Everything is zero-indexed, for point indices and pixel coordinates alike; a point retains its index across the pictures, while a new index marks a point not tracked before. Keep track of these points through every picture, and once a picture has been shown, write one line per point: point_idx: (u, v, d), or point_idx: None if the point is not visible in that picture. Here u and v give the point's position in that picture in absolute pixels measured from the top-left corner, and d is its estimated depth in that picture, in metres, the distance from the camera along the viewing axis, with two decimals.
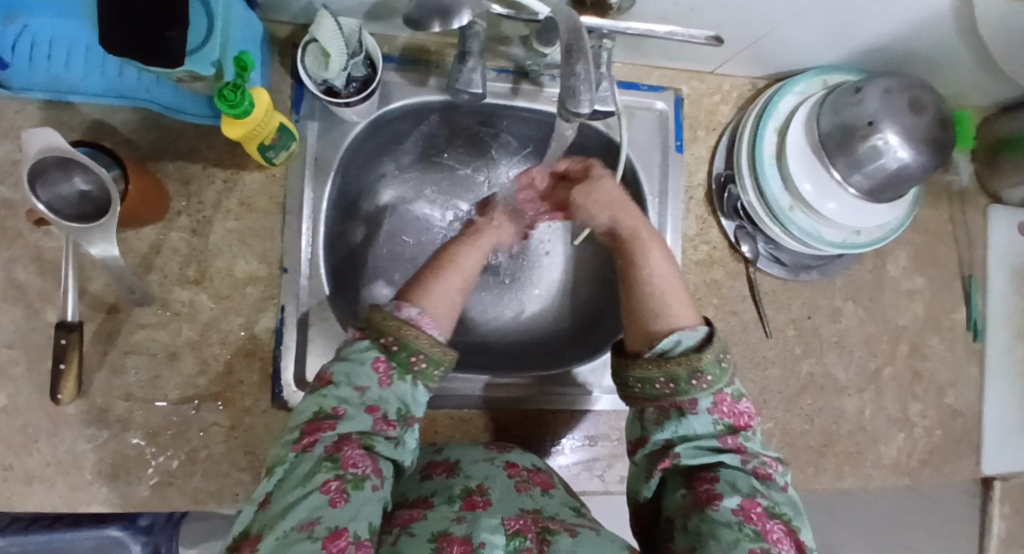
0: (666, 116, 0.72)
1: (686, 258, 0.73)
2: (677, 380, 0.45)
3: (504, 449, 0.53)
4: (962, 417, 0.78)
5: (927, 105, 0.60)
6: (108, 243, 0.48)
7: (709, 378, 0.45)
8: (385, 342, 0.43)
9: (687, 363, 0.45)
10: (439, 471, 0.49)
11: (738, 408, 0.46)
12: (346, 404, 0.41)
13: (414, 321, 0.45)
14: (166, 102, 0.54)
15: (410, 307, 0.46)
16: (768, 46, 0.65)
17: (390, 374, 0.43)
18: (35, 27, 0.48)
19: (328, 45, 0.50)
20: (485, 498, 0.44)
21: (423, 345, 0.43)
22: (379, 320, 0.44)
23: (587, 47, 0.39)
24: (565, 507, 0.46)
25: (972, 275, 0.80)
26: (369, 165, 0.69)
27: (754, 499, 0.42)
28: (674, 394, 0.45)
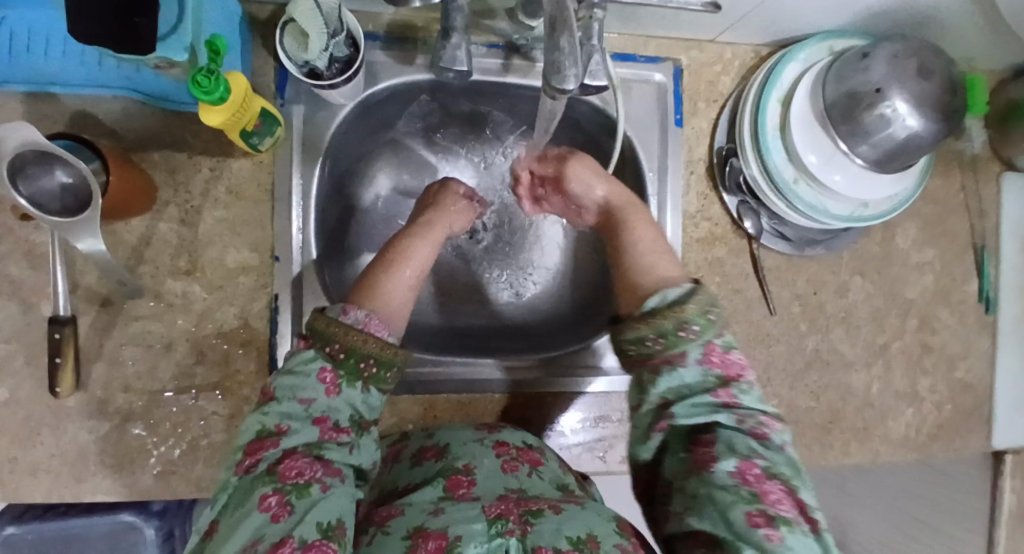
0: (665, 89, 0.69)
1: (687, 235, 0.71)
2: (666, 334, 0.42)
3: (494, 428, 0.54)
4: (972, 390, 0.76)
5: (936, 70, 0.57)
6: (95, 238, 0.47)
7: (697, 329, 0.42)
8: (331, 350, 0.40)
9: (673, 316, 0.42)
10: (429, 456, 0.49)
11: (729, 358, 0.42)
12: (290, 420, 0.38)
13: (362, 325, 0.41)
14: (147, 89, 0.53)
15: (357, 310, 0.42)
16: (770, 11, 0.62)
17: (338, 383, 0.40)
18: (10, 21, 0.48)
19: (305, 25, 0.48)
20: (471, 477, 0.43)
21: (372, 351, 0.41)
22: (323, 326, 0.41)
23: (571, 18, 0.38)
24: (552, 486, 0.46)
25: (984, 244, 0.77)
26: (360, 148, 0.68)
27: (751, 460, 0.38)
28: (665, 350, 0.42)
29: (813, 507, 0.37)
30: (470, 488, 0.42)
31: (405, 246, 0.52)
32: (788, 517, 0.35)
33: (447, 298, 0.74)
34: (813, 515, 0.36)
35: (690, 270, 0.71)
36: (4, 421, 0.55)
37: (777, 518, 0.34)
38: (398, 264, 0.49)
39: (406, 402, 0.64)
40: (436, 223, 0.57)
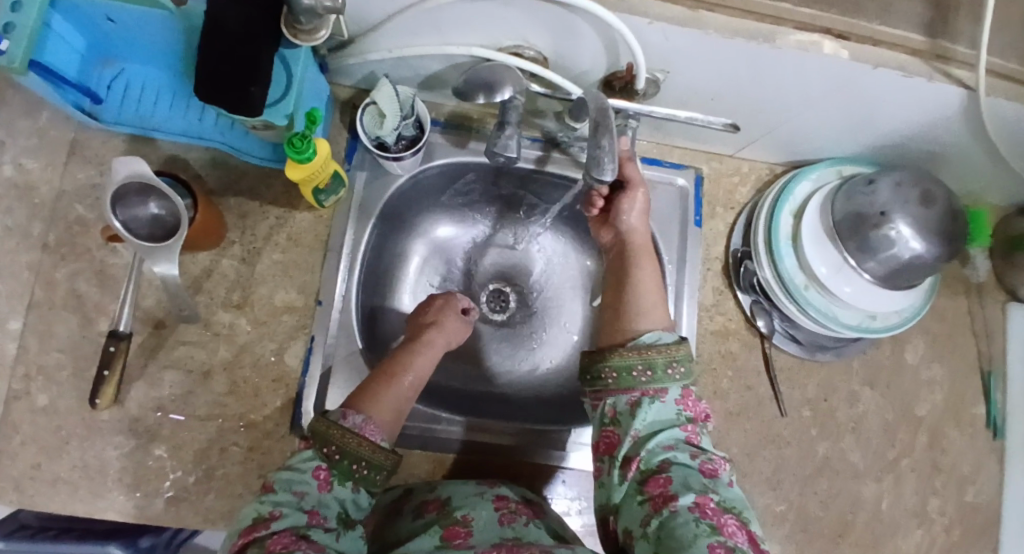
0: (686, 193, 0.76)
1: (702, 327, 0.74)
2: (655, 367, 0.50)
3: (495, 484, 0.58)
4: (983, 516, 0.75)
5: (938, 199, 0.62)
6: (170, 263, 0.53)
7: (681, 370, 0.51)
8: (327, 451, 0.44)
9: (665, 353, 0.51)
10: (431, 508, 0.53)
11: (698, 404, 0.52)
12: (283, 507, 0.41)
13: (358, 430, 0.45)
14: (238, 145, 0.62)
15: (356, 414, 0.47)
16: (786, 135, 0.70)
17: (329, 480, 0.44)
18: (128, 72, 0.60)
19: (384, 106, 0.58)
20: (468, 528, 0.49)
21: (364, 453, 0.45)
22: (323, 428, 0.44)
23: (612, 125, 0.46)
24: (546, 532, 0.51)
25: (991, 368, 0.79)
26: (407, 215, 0.75)
27: (707, 495, 0.45)
28: (650, 382, 0.50)
29: (758, 538, 0.45)
30: (467, 538, 0.48)
31: (406, 360, 0.56)
32: (741, 546, 0.42)
33: (468, 363, 0.77)
34: (758, 544, 0.44)
35: (703, 360, 0.74)
36: (38, 427, 0.57)
37: (733, 546, 0.41)
38: (398, 373, 0.54)
39: (416, 458, 0.66)
40: (435, 341, 0.61)
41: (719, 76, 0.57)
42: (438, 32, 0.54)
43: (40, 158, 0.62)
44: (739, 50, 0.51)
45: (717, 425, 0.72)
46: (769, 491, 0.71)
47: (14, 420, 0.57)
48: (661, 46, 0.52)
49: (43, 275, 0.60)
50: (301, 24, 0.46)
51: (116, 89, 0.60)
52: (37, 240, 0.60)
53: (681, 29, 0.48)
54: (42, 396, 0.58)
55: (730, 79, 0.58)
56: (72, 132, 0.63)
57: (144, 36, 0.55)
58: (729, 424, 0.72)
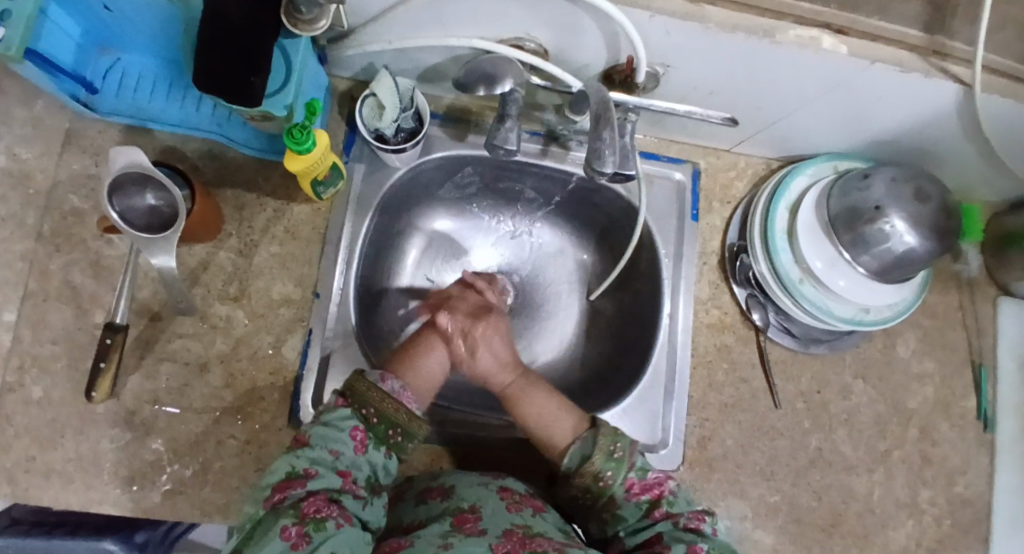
0: (683, 187, 0.77)
1: (697, 320, 0.75)
2: (592, 485, 0.56)
3: (498, 475, 0.58)
4: (972, 507, 0.76)
5: (931, 195, 0.63)
6: (166, 255, 0.53)
7: (610, 474, 0.55)
8: (365, 414, 0.48)
9: (588, 472, 0.55)
10: (434, 495, 0.54)
11: (649, 483, 0.55)
12: (317, 465, 0.45)
13: (394, 393, 0.50)
14: (234, 136, 0.62)
15: (394, 379, 0.51)
16: (783, 131, 0.71)
17: (365, 443, 0.48)
18: (124, 61, 0.60)
19: (383, 98, 0.57)
20: (476, 514, 0.49)
21: (398, 421, 0.49)
22: (362, 392, 0.49)
23: (613, 117, 0.46)
24: (555, 528, 0.51)
25: (981, 362, 0.80)
26: (405, 207, 0.75)
27: (695, 544, 0.49)
28: (600, 495, 0.55)
29: None
30: (476, 523, 0.48)
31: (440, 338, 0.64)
32: None
33: None
34: None
35: (699, 353, 0.74)
36: (32, 419, 0.57)
37: None
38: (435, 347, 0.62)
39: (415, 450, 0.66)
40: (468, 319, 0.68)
41: (719, 71, 0.57)
42: (440, 25, 0.55)
43: (34, 148, 0.61)
44: (740, 45, 0.51)
45: (712, 417, 0.73)
46: (763, 482, 0.72)
47: (9, 411, 0.56)
48: (662, 41, 0.52)
49: (37, 266, 0.59)
50: (302, 13, 0.47)
51: (112, 78, 0.60)
52: (31, 230, 0.60)
53: (682, 23, 0.49)
54: (36, 388, 0.57)
55: (730, 75, 0.58)
56: (67, 121, 0.62)
57: (141, 27, 0.55)
58: (724, 417, 0.73)
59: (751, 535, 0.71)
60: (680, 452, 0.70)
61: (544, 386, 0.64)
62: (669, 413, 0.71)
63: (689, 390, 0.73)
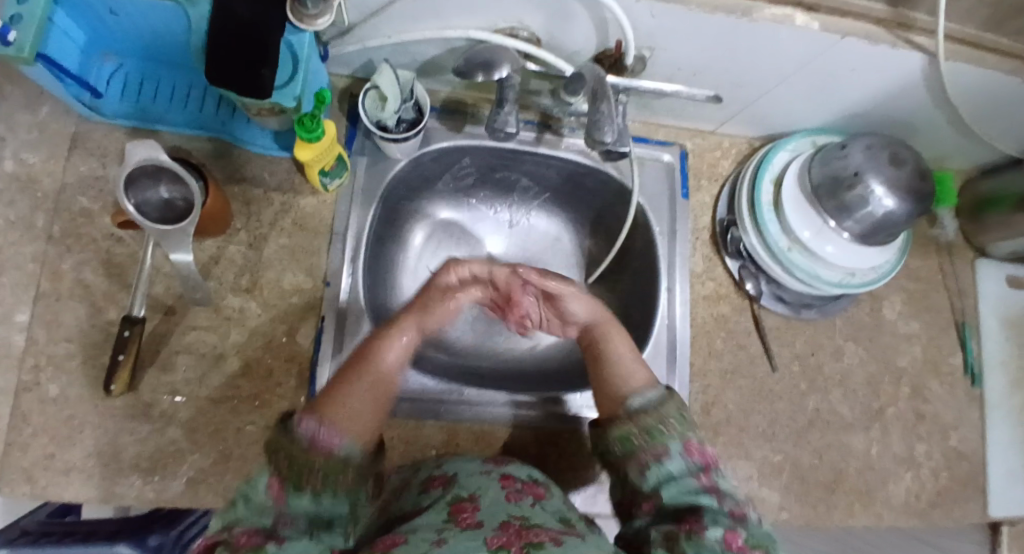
0: (672, 167, 0.80)
1: (694, 293, 0.78)
2: (649, 430, 0.49)
3: (502, 462, 0.60)
4: (966, 459, 0.80)
5: (907, 158, 0.67)
6: (186, 251, 0.55)
7: (675, 424, 0.49)
8: (278, 464, 0.40)
9: (655, 414, 0.50)
10: (437, 485, 0.55)
11: (704, 451, 0.49)
12: (242, 520, 0.39)
13: (312, 437, 0.42)
14: (240, 133, 0.64)
15: (312, 420, 0.43)
16: (762, 109, 0.74)
17: (285, 494, 0.40)
18: (126, 66, 0.62)
19: (386, 91, 0.60)
20: (473, 504, 0.50)
21: (316, 464, 0.41)
22: (278, 439, 0.42)
23: (610, 93, 0.53)
24: (554, 517, 0.51)
25: (965, 321, 0.84)
26: (407, 200, 0.78)
27: (735, 530, 0.43)
28: (649, 443, 0.49)
29: None
30: (473, 513, 0.49)
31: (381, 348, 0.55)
32: None
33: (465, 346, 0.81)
34: None
35: (697, 324, 0.77)
36: (50, 417, 0.57)
37: None
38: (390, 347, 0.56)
39: (430, 429, 0.67)
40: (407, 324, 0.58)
41: (703, 51, 0.61)
42: (437, 18, 0.58)
43: (41, 152, 0.62)
44: (720, 22, 0.55)
45: (713, 384, 0.75)
46: (765, 444, 0.75)
47: (25, 411, 0.57)
48: (648, 23, 0.56)
49: (50, 266, 0.60)
50: (307, 9, 0.49)
51: (116, 82, 0.62)
52: (42, 232, 0.61)
53: (665, 5, 0.52)
54: (53, 386, 0.58)
55: (715, 52, 0.61)
56: (74, 126, 0.63)
57: (144, 31, 0.57)
58: (725, 384, 0.76)
59: (758, 496, 0.73)
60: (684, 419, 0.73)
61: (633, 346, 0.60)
62: (671, 382, 0.74)
63: (689, 360, 0.75)
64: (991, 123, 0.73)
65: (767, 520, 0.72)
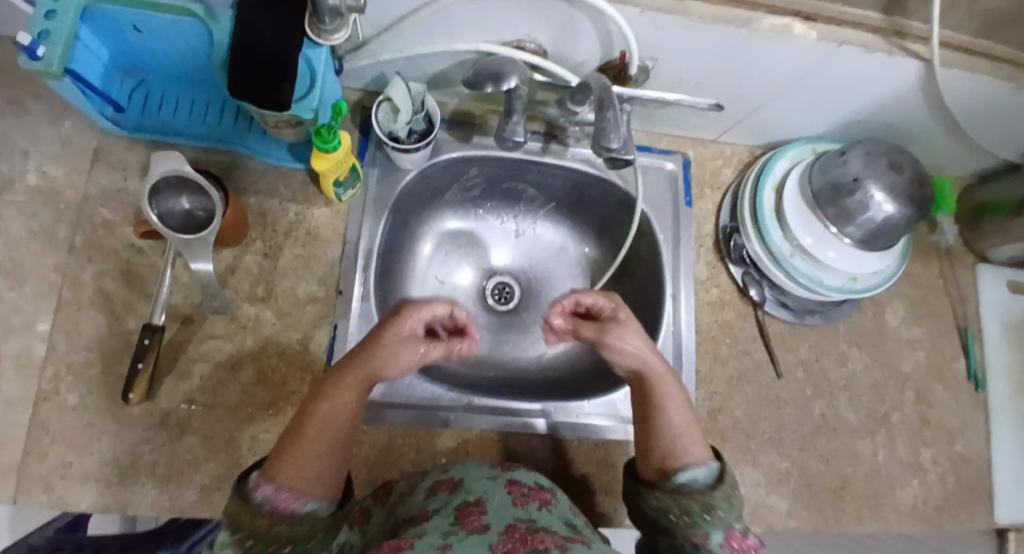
0: (676, 176, 0.82)
1: (699, 299, 0.79)
2: (692, 512, 0.50)
3: (508, 467, 0.60)
4: (972, 465, 0.80)
5: (903, 166, 0.70)
6: (207, 261, 0.56)
7: (720, 513, 0.49)
8: (239, 538, 0.40)
9: (702, 498, 0.50)
10: (444, 488, 0.56)
11: (748, 543, 0.49)
12: None
13: (267, 504, 0.41)
14: (257, 147, 0.66)
15: (266, 486, 0.42)
16: (763, 118, 0.76)
17: None
18: (148, 81, 0.64)
19: (398, 102, 0.62)
20: (480, 507, 0.51)
21: (284, 533, 0.41)
22: (236, 514, 0.41)
23: (613, 101, 0.55)
24: (560, 520, 0.52)
25: (967, 325, 0.86)
26: (416, 210, 0.80)
27: None
28: (689, 526, 0.50)
29: None
30: (478, 515, 0.49)
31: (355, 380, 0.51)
32: None
33: (474, 352, 0.82)
34: None
35: (703, 330, 0.78)
36: (68, 424, 0.58)
37: None
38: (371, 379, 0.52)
39: (441, 436, 0.66)
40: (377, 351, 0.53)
41: (704, 62, 0.63)
42: (447, 32, 0.60)
43: (63, 165, 0.64)
44: (721, 34, 0.57)
45: (720, 390, 0.76)
46: (773, 450, 0.75)
47: (44, 419, 0.57)
48: (651, 35, 0.58)
49: (70, 276, 0.61)
50: (324, 24, 0.51)
51: (137, 98, 0.64)
52: (63, 243, 0.62)
53: (668, 16, 0.55)
54: (72, 394, 0.58)
55: (715, 64, 0.63)
56: (95, 140, 0.65)
57: (168, 47, 0.59)
58: (731, 390, 0.76)
59: (766, 502, 0.73)
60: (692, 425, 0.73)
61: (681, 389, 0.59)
62: None
63: (696, 366, 0.76)
64: (987, 130, 0.75)
65: (775, 525, 0.73)
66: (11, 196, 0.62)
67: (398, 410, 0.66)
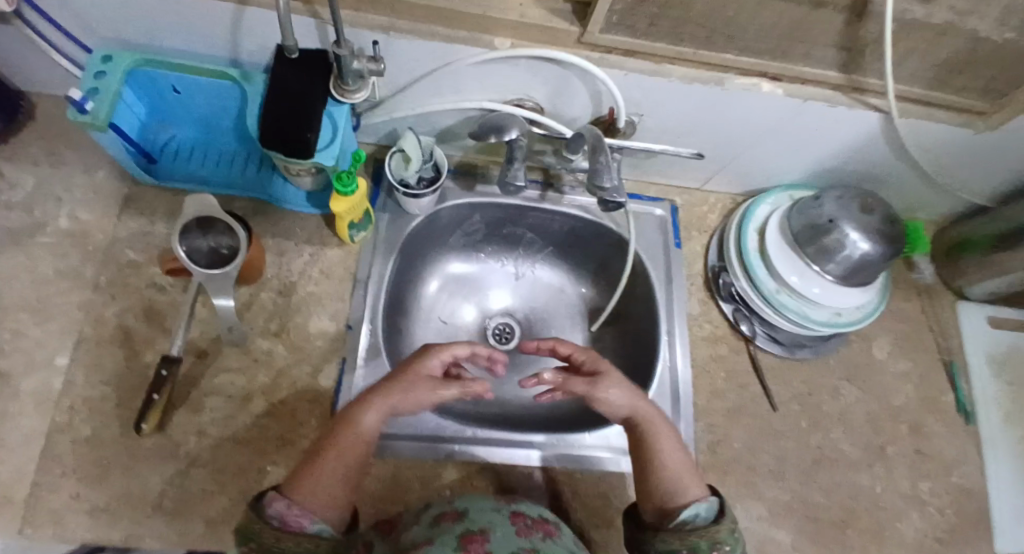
0: (665, 220, 0.88)
1: (693, 334, 0.82)
2: (699, 546, 0.51)
3: (513, 501, 0.60)
4: (972, 498, 0.81)
5: (874, 207, 0.75)
6: (228, 297, 0.60)
7: (728, 548, 0.51)
8: (247, 551, 0.43)
9: (711, 535, 0.51)
10: (448, 518, 0.55)
11: None
12: None
13: (278, 518, 0.45)
14: (276, 194, 0.71)
15: (280, 502, 0.46)
16: (740, 167, 0.83)
17: None
18: (179, 136, 0.71)
19: (410, 152, 0.68)
20: (484, 535, 0.51)
21: (282, 547, 0.44)
22: (249, 524, 0.44)
23: (604, 147, 0.61)
24: (566, 551, 0.52)
25: (952, 359, 0.89)
26: (422, 253, 0.85)
27: None
28: None
29: None
30: (484, 543, 0.49)
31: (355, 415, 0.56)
32: None
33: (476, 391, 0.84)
34: None
35: (698, 364, 0.81)
36: (81, 457, 0.59)
37: None
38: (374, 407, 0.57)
39: (446, 468, 0.68)
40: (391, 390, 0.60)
41: (684, 117, 0.70)
42: (455, 92, 0.67)
43: (96, 211, 0.69)
44: (698, 93, 0.65)
45: (718, 423, 0.78)
46: (775, 482, 0.76)
47: (57, 452, 0.58)
48: (636, 94, 0.66)
49: (95, 312, 0.64)
50: (348, 85, 0.57)
51: (168, 150, 0.70)
52: (89, 282, 0.66)
53: (650, 77, 0.62)
54: (87, 427, 0.60)
55: (697, 117, 0.70)
56: (126, 188, 0.70)
57: (203, 106, 0.66)
58: (728, 423, 0.78)
59: (770, 535, 0.73)
60: (692, 458, 0.75)
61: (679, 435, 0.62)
62: (678, 421, 0.76)
63: (694, 399, 0.79)
64: (956, 171, 0.82)
65: None
66: (44, 238, 0.67)
67: (402, 444, 0.67)
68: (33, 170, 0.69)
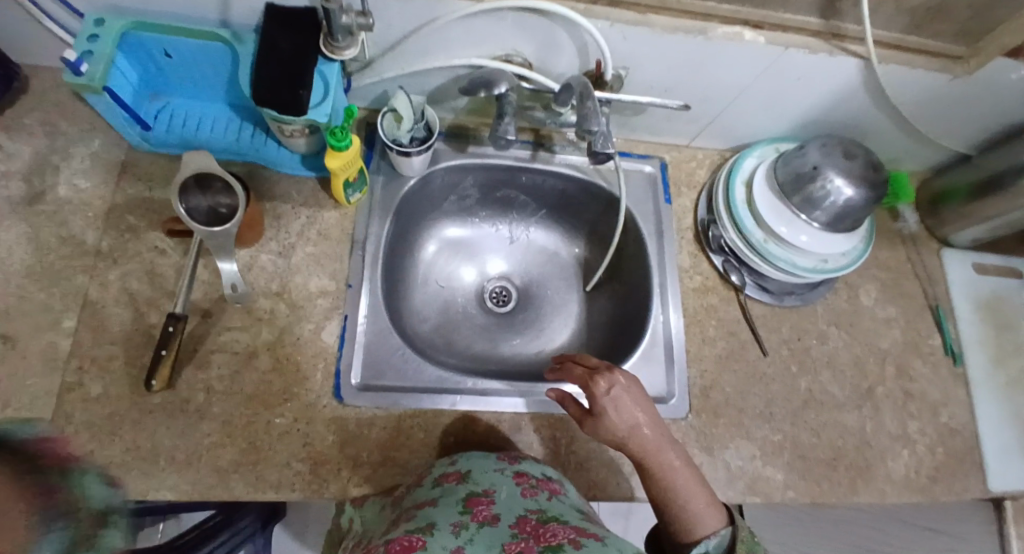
0: (654, 177, 0.90)
1: (684, 286, 0.85)
2: None
3: (515, 459, 0.61)
4: (959, 435, 0.84)
5: (858, 154, 0.77)
6: (231, 260, 0.64)
7: None
8: None
9: None
10: (451, 479, 0.57)
11: None
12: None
13: None
14: (272, 158, 0.72)
15: None
16: (725, 122, 0.85)
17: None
18: (172, 104, 0.72)
19: (401, 111, 0.69)
20: (489, 498, 0.53)
21: None
22: None
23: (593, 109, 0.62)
24: (573, 508, 0.55)
25: (938, 304, 0.92)
26: (418, 218, 0.87)
27: None
28: None
29: None
30: (488, 506, 0.52)
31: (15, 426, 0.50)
32: None
33: (476, 349, 0.87)
34: None
35: (689, 314, 0.83)
36: (92, 415, 0.60)
37: None
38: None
39: (447, 417, 0.69)
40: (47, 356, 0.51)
41: (670, 69, 0.71)
42: (444, 50, 0.68)
43: (93, 179, 0.70)
44: (683, 44, 0.66)
45: (710, 369, 0.81)
46: (766, 424, 0.79)
47: (68, 410, 0.60)
48: (620, 46, 0.67)
49: (98, 276, 0.66)
50: (337, 41, 0.58)
51: (162, 117, 0.71)
52: (91, 247, 0.67)
53: (634, 28, 0.64)
54: (96, 386, 0.62)
55: (683, 70, 0.72)
56: (122, 156, 0.71)
57: (195, 71, 0.67)
58: (721, 369, 0.81)
59: (763, 473, 0.76)
60: (685, 403, 0.78)
61: (682, 447, 0.60)
62: (672, 368, 0.80)
63: (686, 348, 0.81)
64: (934, 122, 0.84)
65: (774, 496, 0.75)
66: (43, 206, 0.68)
67: (404, 396, 0.68)
68: (29, 142, 0.70)
